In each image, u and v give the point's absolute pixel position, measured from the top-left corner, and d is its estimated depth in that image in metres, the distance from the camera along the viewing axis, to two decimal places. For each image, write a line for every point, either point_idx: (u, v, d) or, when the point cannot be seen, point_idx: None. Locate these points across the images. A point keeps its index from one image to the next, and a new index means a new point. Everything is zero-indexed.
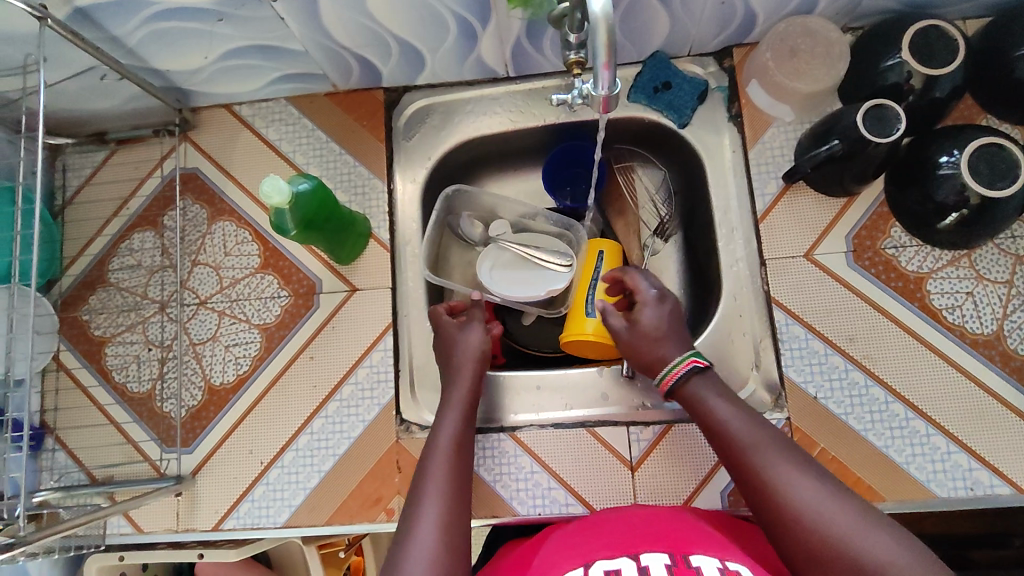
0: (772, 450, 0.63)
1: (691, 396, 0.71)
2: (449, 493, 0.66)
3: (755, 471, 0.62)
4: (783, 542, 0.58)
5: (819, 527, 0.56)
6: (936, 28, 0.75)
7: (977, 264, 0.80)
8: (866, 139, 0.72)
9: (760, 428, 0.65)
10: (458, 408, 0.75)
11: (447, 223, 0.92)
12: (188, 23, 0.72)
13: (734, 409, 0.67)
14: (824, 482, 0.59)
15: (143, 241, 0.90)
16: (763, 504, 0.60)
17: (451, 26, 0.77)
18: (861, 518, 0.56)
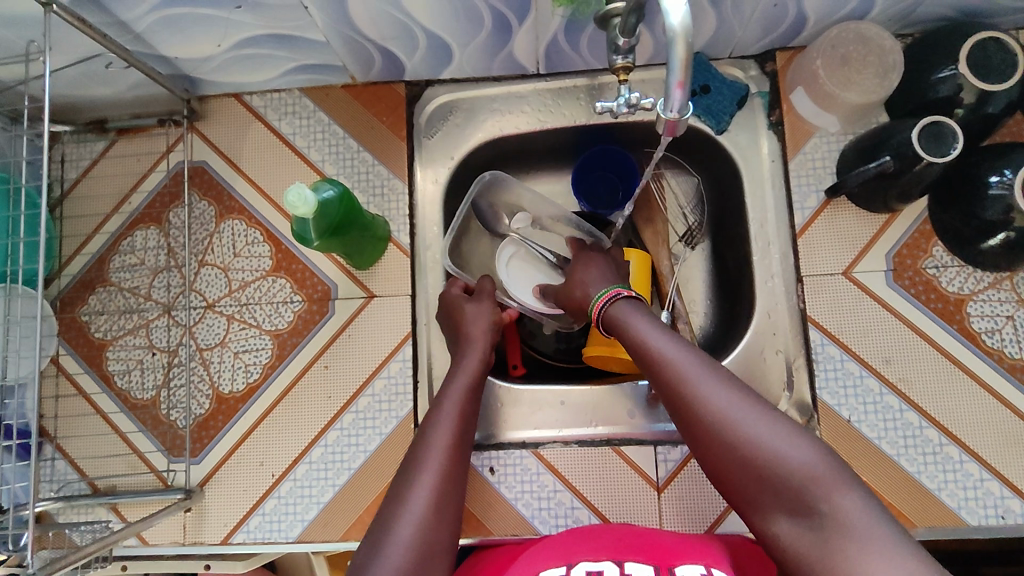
0: (686, 360, 0.58)
1: (616, 317, 0.65)
2: (446, 467, 0.64)
3: (672, 384, 0.57)
4: (705, 460, 0.55)
5: (739, 441, 0.52)
6: (995, 41, 0.72)
7: (1019, 287, 0.77)
8: (921, 158, 0.69)
9: (674, 340, 0.60)
10: (466, 375, 0.72)
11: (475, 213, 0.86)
12: (202, 10, 0.66)
13: (653, 324, 0.62)
14: (741, 393, 0.55)
15: (146, 240, 0.85)
16: (683, 418, 0.56)
17: (485, 20, 0.72)
18: (778, 430, 0.52)
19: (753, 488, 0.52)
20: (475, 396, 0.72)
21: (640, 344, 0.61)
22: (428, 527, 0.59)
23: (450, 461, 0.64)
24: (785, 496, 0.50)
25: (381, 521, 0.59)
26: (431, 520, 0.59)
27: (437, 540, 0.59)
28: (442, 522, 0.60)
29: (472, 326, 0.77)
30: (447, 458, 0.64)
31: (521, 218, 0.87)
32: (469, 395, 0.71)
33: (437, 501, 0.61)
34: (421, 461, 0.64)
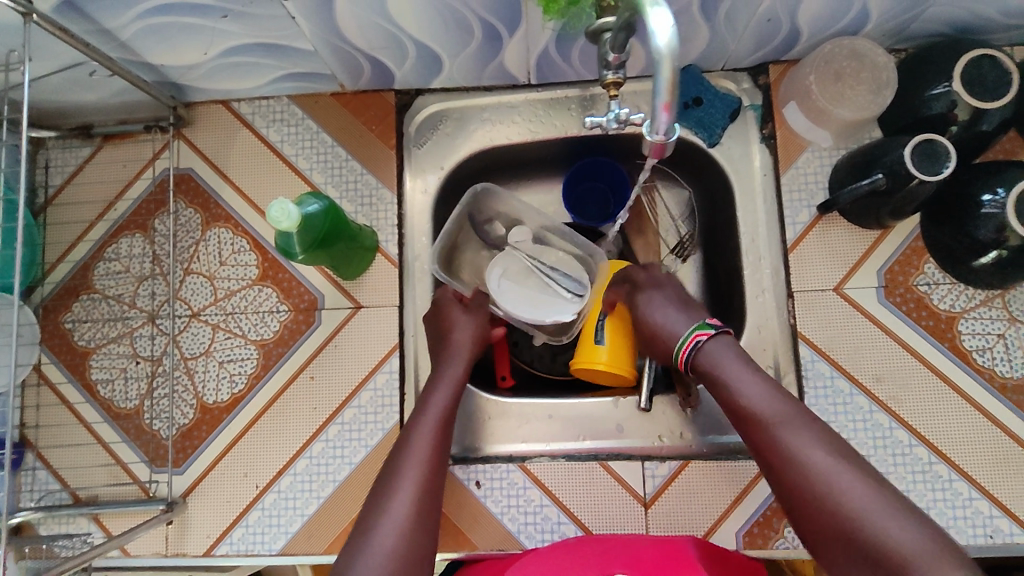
0: (786, 413, 0.58)
1: (707, 359, 0.65)
2: (426, 473, 0.63)
3: (770, 438, 0.58)
4: (798, 515, 0.55)
5: (834, 501, 0.52)
6: (990, 58, 0.71)
7: (1011, 305, 0.76)
8: (912, 175, 0.68)
9: (773, 398, 0.59)
10: (449, 383, 0.72)
11: (468, 219, 0.83)
12: (187, 19, 0.65)
13: (758, 378, 0.61)
14: (845, 455, 0.55)
15: (130, 247, 0.84)
16: (778, 472, 0.57)
17: (474, 31, 0.72)
18: (887, 505, 0.51)
19: (844, 550, 0.51)
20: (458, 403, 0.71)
21: (730, 390, 0.62)
22: (406, 533, 0.58)
23: (430, 467, 0.64)
24: (879, 564, 0.49)
25: (360, 527, 0.59)
26: (411, 526, 0.59)
27: (418, 547, 0.58)
28: (423, 528, 0.59)
29: (457, 333, 0.77)
30: (427, 464, 0.64)
31: (519, 230, 0.84)
32: (452, 401, 0.70)
33: (417, 507, 0.60)
34: (401, 468, 0.63)
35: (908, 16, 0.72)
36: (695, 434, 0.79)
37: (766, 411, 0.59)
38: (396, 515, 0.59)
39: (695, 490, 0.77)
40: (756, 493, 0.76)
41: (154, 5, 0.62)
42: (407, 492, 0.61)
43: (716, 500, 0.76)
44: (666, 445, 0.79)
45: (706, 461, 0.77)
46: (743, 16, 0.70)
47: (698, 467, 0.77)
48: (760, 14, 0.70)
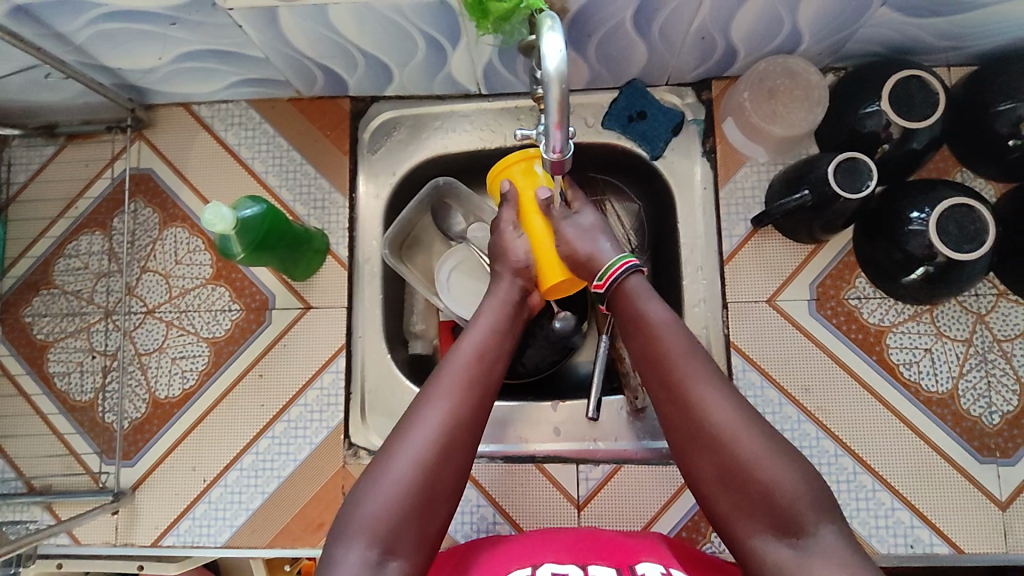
0: (693, 363, 0.57)
1: (631, 292, 0.62)
2: (459, 403, 0.58)
3: (672, 384, 0.56)
4: (689, 457, 0.55)
5: (733, 449, 0.53)
6: (918, 79, 0.73)
7: (938, 320, 0.78)
8: (836, 194, 0.70)
9: (681, 336, 0.58)
10: (488, 321, 0.65)
11: (432, 206, 0.90)
12: (138, 25, 0.69)
13: (671, 320, 0.59)
14: (748, 409, 0.55)
15: (90, 245, 0.87)
16: (676, 419, 0.56)
17: (419, 43, 0.74)
18: (773, 446, 0.53)
19: (727, 494, 0.53)
20: (503, 337, 0.64)
21: (650, 340, 0.59)
22: (426, 466, 0.54)
23: (468, 396, 0.58)
24: (764, 509, 0.51)
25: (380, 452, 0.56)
26: (436, 462, 0.55)
27: (440, 479, 0.55)
28: (446, 462, 0.55)
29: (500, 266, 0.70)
30: (459, 392, 0.58)
31: (478, 228, 0.90)
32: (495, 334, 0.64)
33: (447, 436, 0.56)
34: (430, 394, 0.58)
35: (841, 36, 0.75)
36: (626, 440, 0.82)
37: (676, 358, 0.57)
38: (415, 444, 0.55)
39: (628, 492, 0.79)
40: (684, 498, 0.78)
41: (104, 12, 0.66)
42: (434, 419, 0.56)
43: (647, 503, 0.78)
44: (601, 449, 0.82)
45: (639, 466, 0.79)
46: (677, 33, 0.73)
47: (631, 471, 0.79)
48: (693, 31, 0.73)
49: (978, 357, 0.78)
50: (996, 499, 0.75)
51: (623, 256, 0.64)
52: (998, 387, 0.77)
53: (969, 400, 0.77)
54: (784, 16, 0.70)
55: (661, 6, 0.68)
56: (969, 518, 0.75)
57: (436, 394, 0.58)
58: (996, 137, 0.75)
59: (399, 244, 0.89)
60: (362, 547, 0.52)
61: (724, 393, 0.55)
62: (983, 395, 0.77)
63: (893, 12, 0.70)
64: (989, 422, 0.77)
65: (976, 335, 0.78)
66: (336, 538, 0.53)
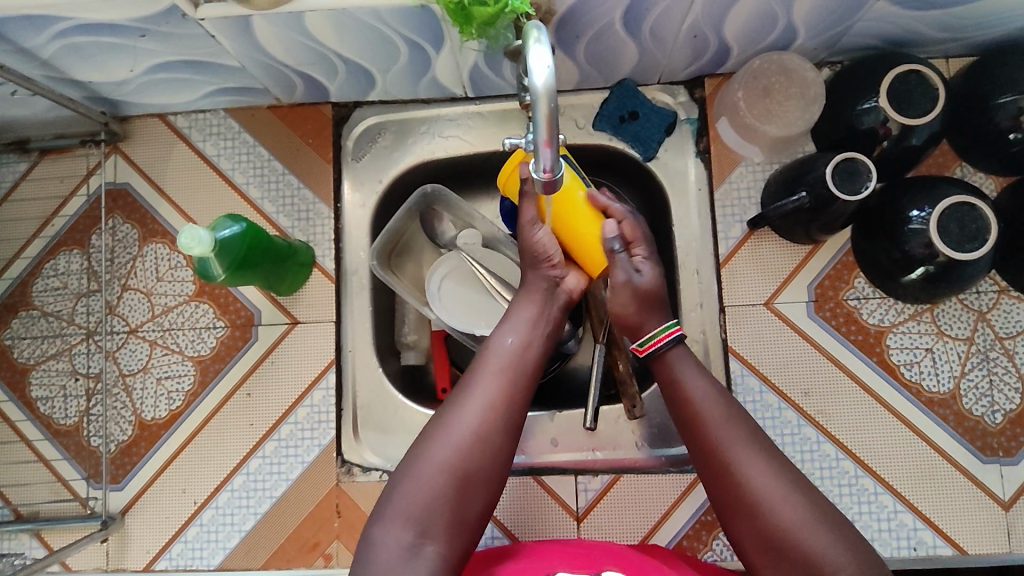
0: (735, 436, 0.57)
1: (670, 363, 0.62)
2: (502, 391, 0.59)
3: (716, 458, 0.57)
4: (734, 528, 0.56)
5: (776, 523, 0.54)
6: (916, 74, 0.71)
7: (939, 320, 0.77)
8: (834, 195, 0.68)
9: (724, 404, 0.59)
10: (523, 313, 0.65)
11: (420, 214, 0.87)
12: (106, 37, 0.66)
13: (711, 388, 0.60)
14: (790, 475, 0.56)
15: (68, 264, 0.84)
16: (720, 491, 0.57)
17: (400, 48, 0.71)
18: (816, 513, 0.54)
19: (771, 560, 0.54)
20: (540, 327, 0.65)
21: (690, 408, 0.59)
22: (465, 454, 0.56)
23: (507, 388, 0.60)
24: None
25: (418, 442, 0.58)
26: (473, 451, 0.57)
27: (478, 467, 0.56)
28: (488, 446, 0.57)
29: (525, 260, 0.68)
30: (495, 385, 0.60)
31: (469, 235, 0.87)
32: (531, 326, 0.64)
33: (484, 427, 0.57)
34: (469, 385, 0.60)
35: (837, 30, 0.72)
36: (624, 449, 0.80)
37: (716, 426, 0.58)
38: (452, 434, 0.57)
39: (628, 503, 0.77)
40: (684, 507, 0.77)
41: (69, 25, 0.64)
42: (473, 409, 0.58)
43: (647, 512, 0.77)
44: (599, 458, 0.80)
45: (638, 475, 0.78)
46: (668, 32, 0.71)
47: (631, 481, 0.78)
48: (685, 30, 0.70)
49: (980, 355, 0.76)
50: (999, 499, 0.74)
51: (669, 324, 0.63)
52: (1000, 386, 0.76)
53: (971, 399, 0.76)
54: (778, 12, 0.68)
55: (651, 5, 0.65)
56: (972, 520, 0.74)
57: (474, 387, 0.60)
58: (996, 130, 0.73)
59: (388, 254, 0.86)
60: (399, 532, 0.53)
61: (765, 460, 0.56)
62: (985, 394, 0.76)
63: (891, 6, 0.67)
64: (992, 421, 0.75)
65: (977, 333, 0.77)
66: (373, 526, 0.55)
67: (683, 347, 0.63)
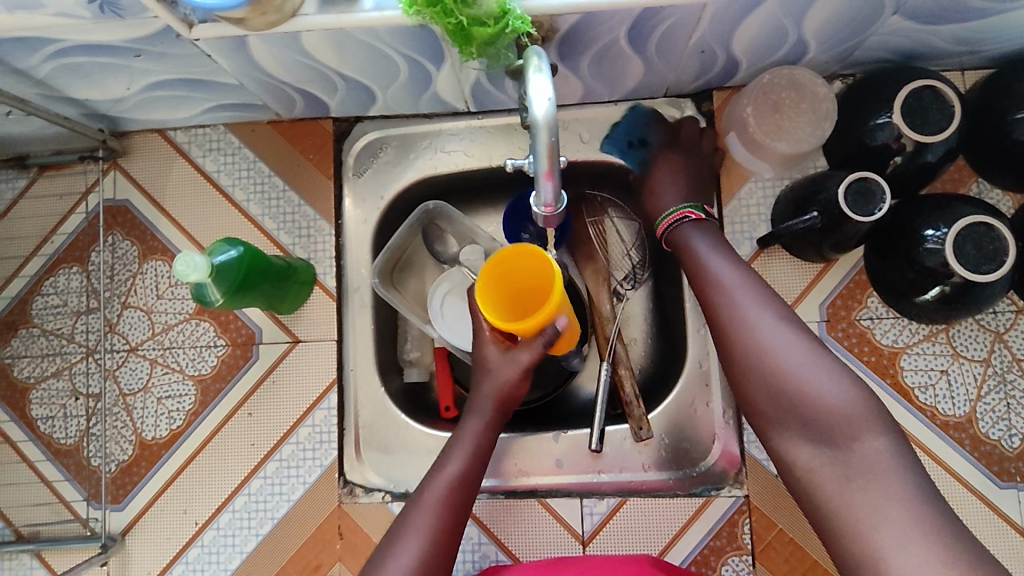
0: (737, 281, 0.61)
1: (682, 233, 0.69)
2: (436, 535, 0.58)
3: (716, 311, 0.61)
4: (739, 378, 0.58)
5: (772, 363, 0.55)
6: (932, 89, 0.69)
7: (955, 341, 0.75)
8: (847, 216, 0.66)
9: (734, 269, 0.63)
10: (471, 441, 0.66)
11: (422, 229, 0.85)
12: (101, 58, 0.65)
13: (722, 256, 0.64)
14: (791, 324, 0.57)
15: (68, 281, 0.84)
16: (724, 348, 0.59)
17: (400, 65, 0.70)
18: (814, 359, 0.55)
19: (776, 411, 0.55)
20: (482, 458, 0.66)
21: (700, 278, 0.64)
22: None
23: (447, 520, 0.59)
24: (807, 420, 0.53)
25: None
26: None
27: None
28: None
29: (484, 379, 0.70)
30: (439, 518, 0.59)
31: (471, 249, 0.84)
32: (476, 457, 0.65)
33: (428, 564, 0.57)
34: (410, 522, 0.59)
35: (850, 44, 0.70)
36: (628, 472, 0.78)
37: (725, 285, 0.62)
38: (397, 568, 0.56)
39: (634, 527, 0.76)
40: (692, 531, 0.75)
41: (63, 46, 0.63)
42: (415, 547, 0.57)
43: (654, 536, 0.76)
44: (605, 481, 0.78)
45: (645, 497, 0.76)
46: (675, 48, 0.69)
47: (637, 504, 0.76)
48: (692, 45, 0.69)
49: (997, 378, 0.74)
50: (1017, 525, 0.72)
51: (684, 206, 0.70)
52: (1018, 409, 0.74)
53: (988, 423, 0.74)
54: (788, 27, 0.66)
55: (657, 23, 0.63)
56: (988, 547, 0.72)
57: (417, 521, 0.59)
58: (1015, 146, 0.71)
59: (388, 270, 0.84)
60: None
61: (771, 314, 0.58)
62: (1002, 418, 0.74)
63: (905, 20, 0.65)
64: (1009, 445, 0.73)
65: (994, 354, 0.74)
66: None
67: (698, 225, 0.69)
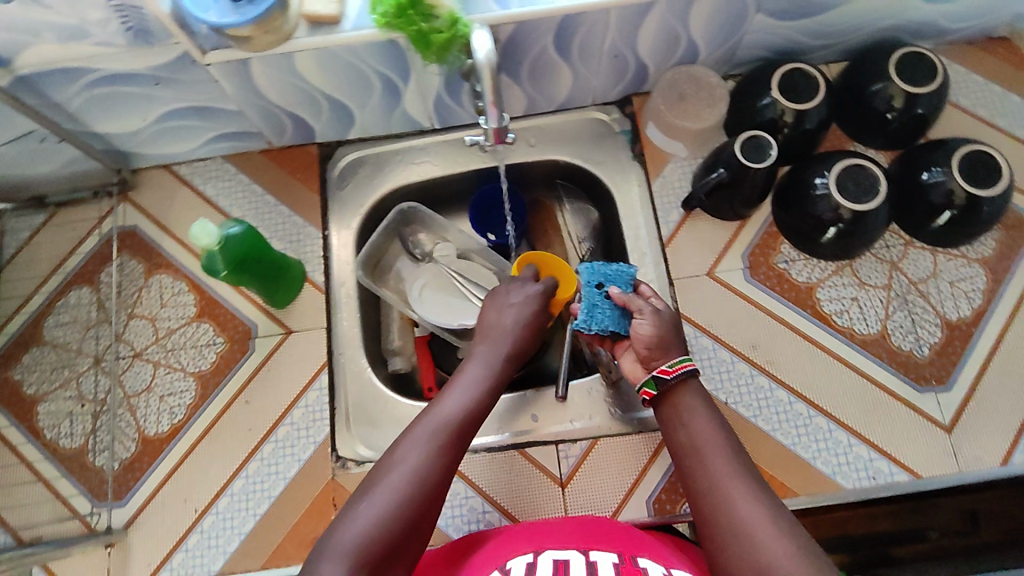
0: (729, 465, 0.62)
1: (677, 398, 0.68)
2: (438, 451, 0.62)
3: (710, 481, 0.61)
4: (721, 552, 0.58)
5: (760, 551, 0.55)
6: (799, 70, 0.87)
7: (858, 272, 0.88)
8: (745, 165, 0.81)
9: (723, 439, 0.64)
10: (476, 380, 0.69)
11: (399, 232, 0.98)
12: (126, 88, 0.80)
13: (714, 424, 0.65)
14: (779, 509, 0.58)
15: (79, 299, 0.93)
16: (710, 523, 0.59)
17: (374, 84, 0.86)
18: (801, 551, 0.55)
19: None
20: (489, 397, 0.69)
21: (693, 443, 0.64)
22: (399, 513, 0.57)
23: (448, 443, 0.63)
24: None
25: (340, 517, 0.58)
26: (414, 501, 0.59)
27: (418, 516, 0.58)
28: (424, 494, 0.59)
29: (496, 318, 0.75)
30: (443, 440, 0.63)
31: (444, 247, 0.98)
32: (483, 393, 0.68)
33: (426, 475, 0.60)
34: (411, 439, 0.63)
35: (730, 44, 0.89)
36: (599, 416, 0.86)
37: (710, 457, 0.63)
38: (397, 482, 0.59)
39: (607, 465, 0.83)
40: (660, 462, 0.82)
41: (95, 77, 0.77)
42: (416, 459, 0.61)
43: (626, 472, 0.82)
44: (578, 430, 0.85)
45: (614, 437, 0.84)
46: (594, 54, 0.86)
47: (608, 444, 0.84)
48: (607, 51, 0.86)
49: (900, 299, 0.87)
50: (941, 423, 0.81)
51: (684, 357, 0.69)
52: (922, 323, 0.85)
53: (899, 337, 0.85)
54: (678, 30, 0.84)
55: (574, 29, 0.80)
56: (921, 445, 0.81)
57: (421, 436, 0.63)
58: (874, 111, 0.88)
59: (370, 267, 0.96)
60: None
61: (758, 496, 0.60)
62: (910, 331, 0.85)
63: (767, 18, 0.84)
64: (921, 354, 0.84)
65: (893, 280, 0.87)
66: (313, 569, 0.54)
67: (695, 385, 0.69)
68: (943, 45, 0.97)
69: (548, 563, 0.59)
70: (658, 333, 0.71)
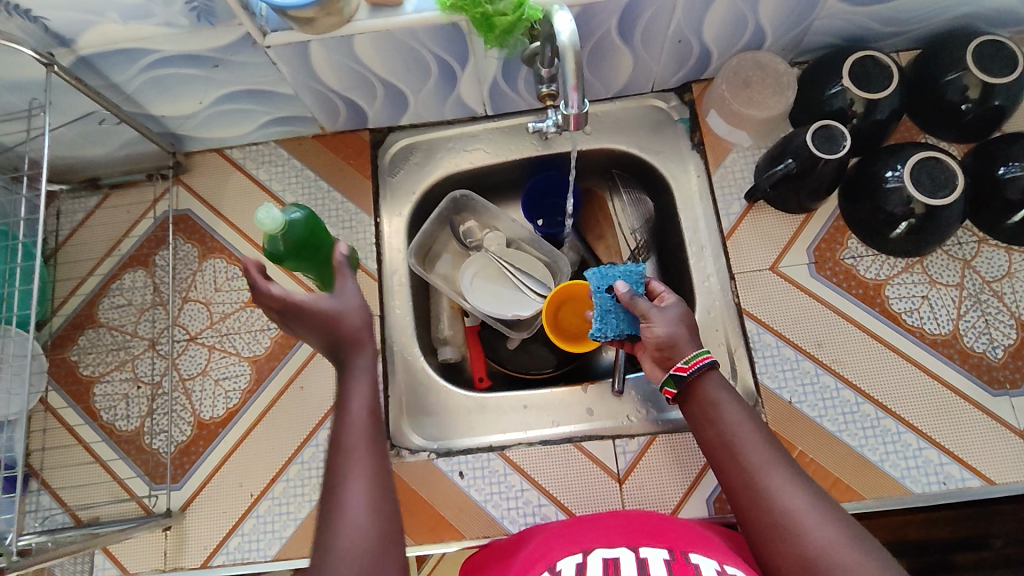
0: (764, 455, 0.59)
1: (701, 390, 0.64)
2: (372, 488, 0.51)
3: (746, 475, 0.58)
4: (769, 549, 0.55)
5: (807, 542, 0.53)
6: (872, 58, 0.83)
7: (930, 270, 0.85)
8: (816, 156, 0.78)
9: (752, 427, 0.61)
10: (361, 381, 0.57)
11: (450, 221, 0.96)
12: (185, 70, 0.79)
13: (741, 414, 0.62)
14: (822, 497, 0.56)
15: (134, 281, 0.93)
16: (751, 517, 0.56)
17: (432, 68, 0.84)
18: (849, 538, 0.52)
19: None
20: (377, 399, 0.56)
21: (723, 435, 0.61)
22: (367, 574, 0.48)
23: (378, 470, 0.53)
24: None
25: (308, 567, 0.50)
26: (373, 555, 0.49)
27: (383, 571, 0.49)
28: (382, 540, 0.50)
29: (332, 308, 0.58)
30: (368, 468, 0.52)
31: (495, 236, 0.96)
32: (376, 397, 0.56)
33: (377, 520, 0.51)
34: (342, 481, 0.52)
35: (800, 30, 0.86)
36: (654, 411, 0.86)
37: (744, 447, 0.60)
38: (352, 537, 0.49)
39: (665, 462, 0.82)
40: None
41: (155, 58, 0.76)
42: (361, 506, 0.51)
43: (685, 469, 0.81)
44: (634, 424, 0.85)
45: (673, 434, 0.83)
46: (658, 39, 0.84)
47: (667, 440, 0.82)
48: (672, 36, 0.83)
49: (973, 299, 0.84)
50: (1014, 428, 0.79)
51: (702, 351, 0.65)
52: (995, 324, 0.83)
53: (971, 338, 0.82)
54: (748, 15, 0.81)
55: (641, 13, 0.78)
56: (992, 449, 0.78)
57: (354, 476, 0.52)
58: (949, 102, 0.85)
59: (421, 255, 0.95)
60: None
61: (798, 483, 0.57)
62: (983, 332, 0.82)
63: (841, 3, 0.80)
64: (994, 356, 0.81)
65: (966, 279, 0.84)
66: None
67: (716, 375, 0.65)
68: (1021, 34, 0.93)
69: (597, 562, 0.57)
70: (672, 332, 0.68)
